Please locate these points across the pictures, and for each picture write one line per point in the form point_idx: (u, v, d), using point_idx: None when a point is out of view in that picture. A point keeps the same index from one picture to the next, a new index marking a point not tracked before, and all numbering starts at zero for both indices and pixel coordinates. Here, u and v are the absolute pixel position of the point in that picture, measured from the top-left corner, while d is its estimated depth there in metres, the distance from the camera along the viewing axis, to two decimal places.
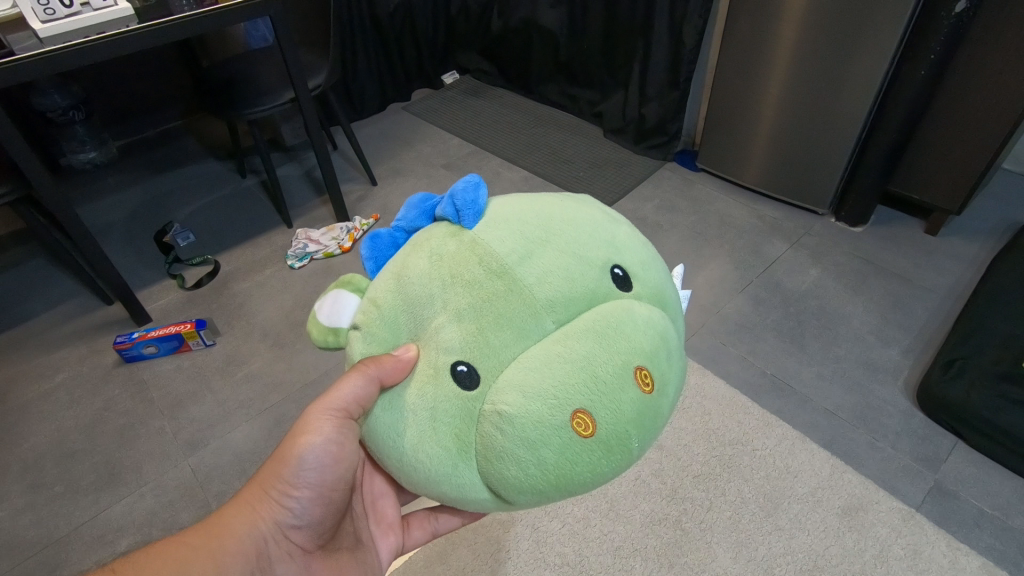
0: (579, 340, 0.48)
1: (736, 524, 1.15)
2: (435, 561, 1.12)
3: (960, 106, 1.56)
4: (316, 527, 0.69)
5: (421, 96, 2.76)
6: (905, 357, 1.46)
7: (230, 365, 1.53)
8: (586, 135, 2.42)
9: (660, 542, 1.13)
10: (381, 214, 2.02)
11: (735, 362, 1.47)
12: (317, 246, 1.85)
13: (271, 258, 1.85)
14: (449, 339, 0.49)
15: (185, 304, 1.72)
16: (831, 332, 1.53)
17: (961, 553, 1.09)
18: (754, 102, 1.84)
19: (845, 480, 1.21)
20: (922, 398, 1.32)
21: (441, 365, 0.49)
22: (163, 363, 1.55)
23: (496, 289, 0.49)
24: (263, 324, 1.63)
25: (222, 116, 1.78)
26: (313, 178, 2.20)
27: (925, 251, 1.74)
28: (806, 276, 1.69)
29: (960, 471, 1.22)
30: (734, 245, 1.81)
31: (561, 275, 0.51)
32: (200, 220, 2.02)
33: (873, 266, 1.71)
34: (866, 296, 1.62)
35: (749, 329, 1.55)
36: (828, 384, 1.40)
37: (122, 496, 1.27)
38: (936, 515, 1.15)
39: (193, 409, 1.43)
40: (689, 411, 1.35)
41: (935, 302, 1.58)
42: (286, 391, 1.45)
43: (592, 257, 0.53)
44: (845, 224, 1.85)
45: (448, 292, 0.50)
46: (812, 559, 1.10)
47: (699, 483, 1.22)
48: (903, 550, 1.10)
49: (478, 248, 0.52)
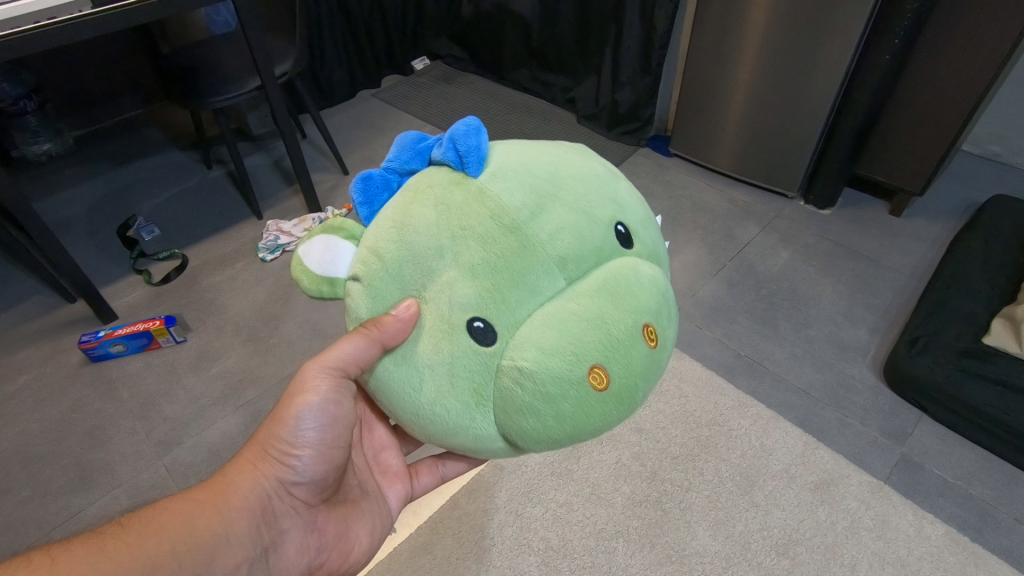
0: (592, 297, 0.49)
1: (714, 502, 1.18)
2: (419, 551, 1.13)
3: (923, 91, 1.60)
4: (319, 482, 0.69)
5: (392, 82, 2.71)
6: (872, 335, 1.51)
7: (202, 361, 1.50)
8: (559, 121, 2.41)
9: (640, 523, 1.15)
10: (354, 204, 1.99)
11: (711, 345, 1.49)
12: (288, 238, 1.81)
13: (241, 251, 1.81)
14: (463, 295, 0.48)
15: (153, 300, 1.67)
16: (802, 313, 1.57)
17: (927, 522, 1.14)
18: (725, 87, 1.86)
19: (817, 456, 1.25)
20: (890, 376, 1.37)
21: (456, 321, 0.48)
22: (132, 361, 1.51)
23: (510, 245, 0.49)
24: (234, 319, 1.60)
25: (185, 105, 1.73)
26: (282, 168, 2.15)
27: (890, 232, 1.79)
28: (778, 258, 1.73)
29: (925, 444, 1.27)
30: (707, 229, 1.84)
31: (573, 231, 0.51)
32: (166, 213, 1.96)
33: (842, 248, 1.75)
34: (836, 277, 1.66)
35: (723, 312, 1.58)
36: (800, 364, 1.44)
37: (94, 498, 1.23)
38: (903, 486, 1.20)
39: (165, 407, 1.40)
40: (668, 392, 1.37)
41: (901, 282, 1.64)
42: (262, 385, 1.43)
43: (598, 213, 0.53)
44: (813, 206, 1.89)
45: (459, 246, 0.49)
46: (787, 534, 1.13)
47: (678, 464, 1.24)
48: (872, 521, 1.14)
49: (487, 200, 0.50)
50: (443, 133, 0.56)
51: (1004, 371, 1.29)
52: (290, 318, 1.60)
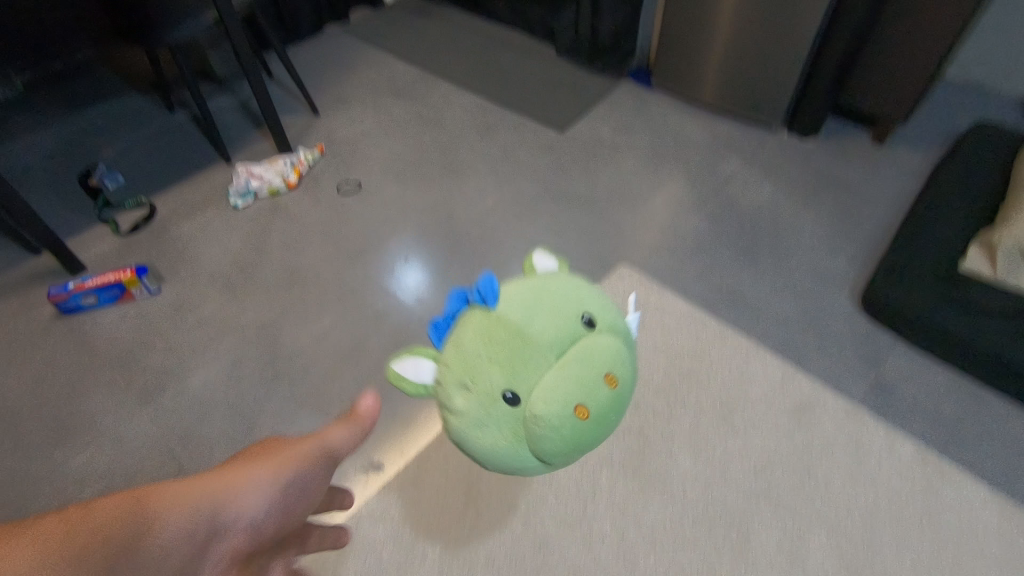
0: (577, 359, 0.63)
1: (696, 429, 1.22)
2: (408, 486, 1.16)
3: (911, 13, 1.56)
4: (259, 540, 0.62)
5: (361, 17, 2.58)
6: (852, 265, 1.53)
7: (179, 311, 1.48)
8: (539, 55, 2.33)
9: (624, 452, 1.19)
10: (326, 146, 1.93)
11: (693, 280, 1.51)
12: (260, 182, 1.76)
13: (211, 198, 1.77)
14: (493, 379, 0.62)
15: (122, 251, 1.63)
16: (784, 245, 1.58)
17: (898, 441, 1.19)
18: (709, 14, 1.80)
19: (795, 383, 1.28)
20: (868, 304, 1.39)
21: (492, 394, 0.62)
22: (107, 313, 1.48)
23: (512, 342, 0.63)
24: (209, 268, 1.58)
25: (139, 44, 1.63)
26: (249, 110, 2.07)
27: (872, 163, 1.79)
28: (760, 192, 1.73)
29: (900, 368, 1.32)
30: (690, 164, 1.82)
31: (557, 319, 0.65)
32: (131, 161, 1.89)
33: (824, 179, 1.75)
34: (817, 209, 1.67)
35: (705, 246, 1.59)
36: (780, 295, 1.47)
37: (78, 449, 1.24)
38: (876, 409, 1.25)
39: (146, 357, 1.39)
40: (651, 327, 1.40)
41: (882, 211, 1.65)
42: (244, 333, 1.43)
43: (565, 310, 0.67)
44: (797, 137, 1.88)
45: (486, 350, 0.63)
46: (765, 457, 1.18)
47: (660, 395, 1.27)
48: (846, 442, 1.19)
49: (496, 318, 0.65)
50: (472, 287, 0.70)
51: (978, 295, 1.31)
52: (267, 266, 1.58)
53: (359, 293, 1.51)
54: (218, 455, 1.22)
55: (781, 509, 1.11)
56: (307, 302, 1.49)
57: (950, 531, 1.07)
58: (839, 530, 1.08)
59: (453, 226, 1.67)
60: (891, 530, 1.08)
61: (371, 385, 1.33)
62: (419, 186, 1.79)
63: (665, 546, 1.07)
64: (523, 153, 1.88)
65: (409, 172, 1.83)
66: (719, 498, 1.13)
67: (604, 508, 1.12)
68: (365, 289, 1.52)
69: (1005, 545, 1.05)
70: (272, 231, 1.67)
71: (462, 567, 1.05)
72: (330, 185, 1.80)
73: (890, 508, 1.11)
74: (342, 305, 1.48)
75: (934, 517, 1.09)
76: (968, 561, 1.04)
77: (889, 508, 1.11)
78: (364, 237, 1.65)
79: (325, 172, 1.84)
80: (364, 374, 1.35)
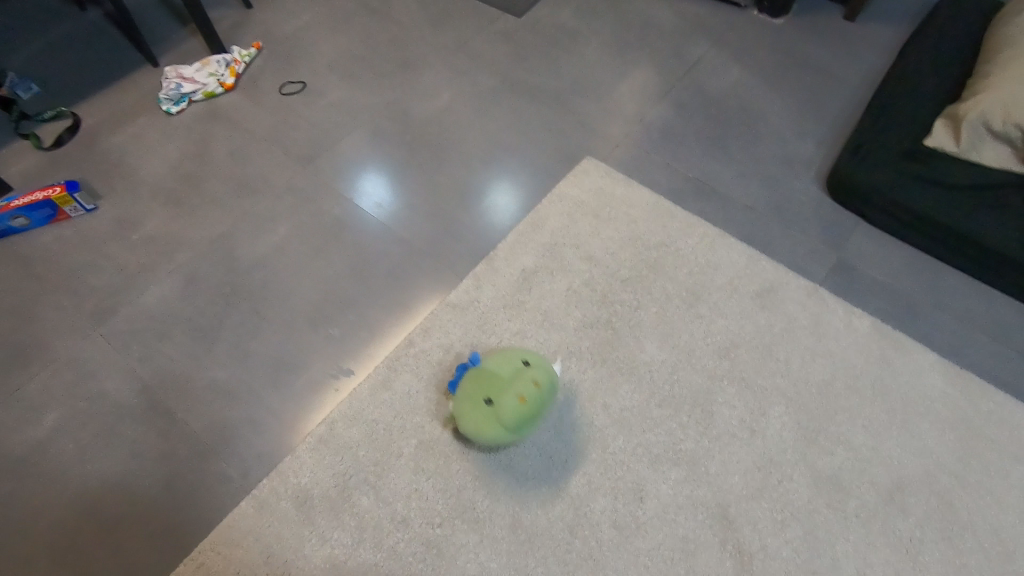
0: (520, 382, 0.99)
1: (663, 317, 1.26)
2: (381, 387, 1.18)
3: None
4: None
5: None
6: (818, 149, 1.52)
7: (122, 229, 1.42)
8: None
9: (592, 342, 1.23)
10: (263, 43, 1.79)
11: (659, 170, 1.50)
12: (193, 86, 1.66)
13: (139, 104, 1.65)
14: (471, 398, 1.01)
15: (49, 167, 1.53)
16: (751, 131, 1.56)
17: (855, 317, 1.25)
18: None
19: (759, 267, 1.32)
20: (833, 185, 1.41)
21: (470, 406, 1.01)
22: (40, 234, 1.41)
23: (477, 370, 1.03)
24: (150, 182, 1.50)
25: None
26: (172, 5, 1.88)
27: (843, 41, 1.74)
28: (728, 76, 1.68)
29: (862, 248, 1.36)
30: (656, 49, 1.75)
31: (500, 356, 1.05)
32: (48, 69, 1.72)
33: (792, 60, 1.71)
34: (785, 92, 1.63)
35: (671, 135, 1.56)
36: (746, 182, 1.47)
37: (34, 374, 1.22)
38: (836, 288, 1.30)
39: (92, 278, 1.35)
40: (617, 220, 1.40)
41: (850, 92, 1.63)
42: (198, 248, 1.39)
43: (510, 352, 1.06)
44: (767, 15, 1.81)
45: (466, 389, 1.03)
46: (728, 339, 1.23)
47: (627, 286, 1.30)
48: (807, 320, 1.25)
49: (471, 370, 1.05)
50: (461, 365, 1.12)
51: (939, 171, 1.33)
52: (212, 177, 1.51)
53: (315, 200, 1.46)
54: (186, 371, 1.22)
55: (743, 385, 1.18)
56: (259, 210, 1.45)
57: (901, 395, 1.16)
58: (797, 401, 1.16)
59: (411, 126, 1.60)
60: (846, 398, 1.16)
61: (336, 292, 1.32)
62: (372, 84, 1.68)
63: (635, 427, 1.13)
64: (480, 44, 1.77)
65: (359, 69, 1.72)
66: (685, 380, 1.18)
67: (575, 396, 1.17)
68: (321, 195, 1.47)
69: (948, 404, 1.15)
70: (213, 140, 1.58)
71: (435, 462, 1.10)
72: (272, 87, 1.69)
73: (846, 378, 1.18)
74: (296, 214, 1.44)
75: (885, 384, 1.17)
76: (915, 420, 1.13)
77: (845, 378, 1.18)
78: (318, 142, 1.57)
79: (265, 73, 1.72)
80: (326, 283, 1.33)
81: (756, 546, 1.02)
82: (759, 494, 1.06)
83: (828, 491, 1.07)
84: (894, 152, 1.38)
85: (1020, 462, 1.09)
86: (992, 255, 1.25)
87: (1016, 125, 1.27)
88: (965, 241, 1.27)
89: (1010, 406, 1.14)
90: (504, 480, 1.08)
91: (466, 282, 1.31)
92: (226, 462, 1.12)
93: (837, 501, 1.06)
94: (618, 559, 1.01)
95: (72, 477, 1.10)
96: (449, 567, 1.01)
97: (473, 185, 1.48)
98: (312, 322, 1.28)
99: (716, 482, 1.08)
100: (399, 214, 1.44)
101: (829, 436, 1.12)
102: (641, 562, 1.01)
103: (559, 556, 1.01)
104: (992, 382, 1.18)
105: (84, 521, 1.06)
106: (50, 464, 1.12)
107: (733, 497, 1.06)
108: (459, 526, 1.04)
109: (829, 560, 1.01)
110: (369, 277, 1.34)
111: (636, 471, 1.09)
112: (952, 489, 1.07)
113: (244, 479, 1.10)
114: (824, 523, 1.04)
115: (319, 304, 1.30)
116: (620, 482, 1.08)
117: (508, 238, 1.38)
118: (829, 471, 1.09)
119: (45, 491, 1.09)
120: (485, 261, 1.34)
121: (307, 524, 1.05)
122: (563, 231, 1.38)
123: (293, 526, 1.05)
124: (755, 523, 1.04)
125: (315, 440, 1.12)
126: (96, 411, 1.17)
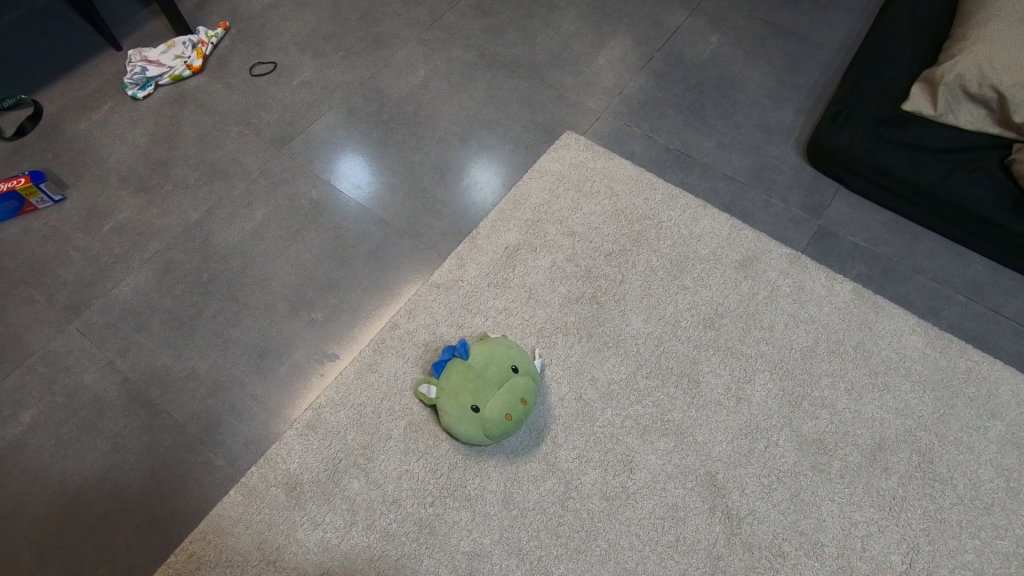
0: (509, 396, 1.02)
1: (647, 290, 1.27)
2: (366, 371, 1.17)
3: None
4: None
5: None
6: (797, 116, 1.53)
7: (93, 220, 1.38)
8: None
9: (578, 317, 1.23)
10: (230, 22, 1.74)
11: (640, 142, 1.49)
12: (159, 69, 1.61)
13: (103, 90, 1.60)
14: (465, 401, 1.02)
15: (11, 156, 1.48)
16: (730, 100, 1.56)
17: (837, 283, 1.27)
18: None
19: (741, 236, 1.33)
20: (812, 151, 1.41)
21: (466, 411, 1.02)
22: (7, 228, 1.37)
23: (473, 373, 1.04)
24: (119, 169, 1.46)
25: None
26: None
27: (821, 6, 1.74)
28: (706, 45, 1.67)
29: (841, 214, 1.37)
30: (633, 19, 1.73)
31: (496, 365, 1.05)
32: (5, 56, 1.66)
33: (770, 28, 1.70)
34: (763, 60, 1.63)
35: (651, 106, 1.55)
36: (726, 151, 1.47)
37: (7, 370, 1.19)
38: (817, 256, 1.32)
39: (63, 271, 1.32)
40: (599, 194, 1.40)
41: (827, 57, 1.63)
42: (173, 235, 1.36)
43: (507, 359, 1.06)
44: None
45: (460, 388, 1.03)
46: (713, 309, 1.24)
47: (611, 261, 1.30)
48: (790, 288, 1.26)
49: (467, 368, 1.04)
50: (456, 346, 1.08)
51: (915, 135, 1.34)
52: (183, 162, 1.47)
53: (292, 183, 1.44)
54: (166, 362, 1.21)
55: (728, 354, 1.19)
56: (233, 195, 1.42)
57: (882, 357, 1.18)
58: (780, 368, 1.18)
59: (386, 103, 1.57)
60: (828, 362, 1.18)
61: (317, 276, 1.30)
62: (346, 62, 1.65)
63: (622, 400, 1.14)
64: (454, 19, 1.74)
65: (332, 47, 1.68)
66: (670, 351, 1.20)
67: (562, 372, 1.17)
68: (298, 177, 1.45)
69: (928, 364, 1.17)
70: (183, 125, 1.54)
71: (425, 443, 1.11)
72: (242, 68, 1.64)
73: (827, 344, 1.20)
74: (272, 198, 1.41)
75: (867, 347, 1.19)
76: (896, 381, 1.16)
77: (827, 343, 1.20)
78: (292, 123, 1.54)
79: (233, 54, 1.67)
80: (307, 268, 1.31)
81: (744, 510, 1.04)
82: (746, 459, 1.09)
83: (812, 453, 1.09)
84: (872, 117, 1.39)
85: (996, 417, 1.12)
86: (967, 216, 1.26)
87: (993, 86, 1.27)
88: (942, 204, 1.28)
89: (987, 363, 1.17)
90: (494, 458, 1.09)
91: (448, 262, 1.30)
92: (212, 451, 1.11)
93: (821, 464, 1.08)
94: (610, 530, 1.03)
95: (54, 473, 1.09)
96: (442, 545, 1.02)
97: (453, 164, 1.47)
98: (292, 307, 1.26)
99: (704, 450, 1.09)
100: (378, 195, 1.42)
101: (813, 400, 1.14)
102: (632, 531, 1.03)
103: (550, 529, 1.03)
104: (970, 341, 1.21)
105: (68, 517, 1.05)
106: (30, 461, 1.10)
107: (720, 464, 1.08)
108: (451, 504, 1.05)
109: (814, 521, 1.03)
110: (349, 259, 1.33)
111: (625, 443, 1.10)
112: (931, 446, 1.09)
113: (231, 468, 1.10)
114: (810, 484, 1.06)
115: (299, 289, 1.29)
116: (609, 454, 1.09)
117: (489, 215, 1.37)
118: (813, 435, 1.11)
119: (28, 487, 1.08)
120: (466, 239, 1.33)
121: (297, 509, 1.05)
122: (545, 208, 1.38)
123: (285, 512, 1.05)
124: (743, 488, 1.06)
125: (302, 426, 1.12)
126: (76, 405, 1.16)
